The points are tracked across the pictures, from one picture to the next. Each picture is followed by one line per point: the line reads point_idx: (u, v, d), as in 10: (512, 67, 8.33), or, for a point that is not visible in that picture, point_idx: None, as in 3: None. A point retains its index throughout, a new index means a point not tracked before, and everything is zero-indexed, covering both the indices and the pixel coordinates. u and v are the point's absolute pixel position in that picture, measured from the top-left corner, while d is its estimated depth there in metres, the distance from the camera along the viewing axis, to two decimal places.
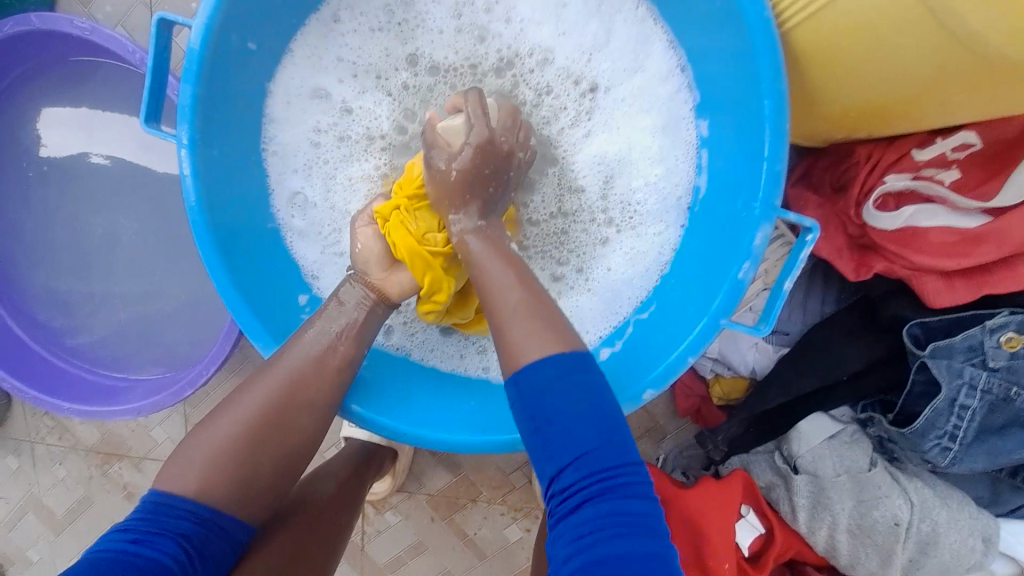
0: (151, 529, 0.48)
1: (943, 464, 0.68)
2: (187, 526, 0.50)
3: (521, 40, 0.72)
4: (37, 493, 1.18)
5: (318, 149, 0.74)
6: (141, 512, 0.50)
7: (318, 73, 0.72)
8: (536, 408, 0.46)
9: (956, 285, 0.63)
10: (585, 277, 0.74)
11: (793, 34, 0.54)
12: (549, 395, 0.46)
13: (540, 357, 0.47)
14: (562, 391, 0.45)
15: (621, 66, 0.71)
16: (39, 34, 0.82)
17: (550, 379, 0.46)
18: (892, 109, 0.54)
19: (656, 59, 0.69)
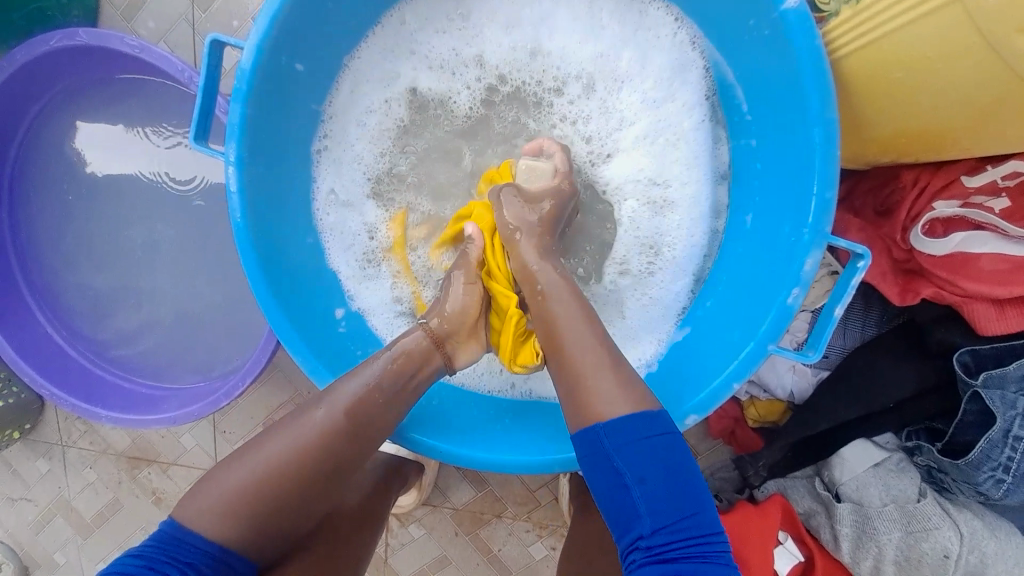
0: (159, 559, 0.49)
1: (997, 496, 0.65)
2: (192, 556, 0.50)
3: (566, 56, 0.72)
4: (66, 497, 1.20)
5: (350, 155, 0.75)
6: (156, 538, 0.51)
7: (361, 86, 0.74)
8: (623, 465, 0.49)
9: (1008, 313, 0.62)
10: (617, 302, 0.72)
11: (844, 61, 0.54)
12: (619, 452, 0.50)
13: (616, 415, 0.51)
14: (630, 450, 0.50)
15: (657, 86, 0.70)
16: (88, 49, 0.84)
17: (626, 442, 0.50)
18: (941, 137, 0.52)
19: (693, 87, 0.69)
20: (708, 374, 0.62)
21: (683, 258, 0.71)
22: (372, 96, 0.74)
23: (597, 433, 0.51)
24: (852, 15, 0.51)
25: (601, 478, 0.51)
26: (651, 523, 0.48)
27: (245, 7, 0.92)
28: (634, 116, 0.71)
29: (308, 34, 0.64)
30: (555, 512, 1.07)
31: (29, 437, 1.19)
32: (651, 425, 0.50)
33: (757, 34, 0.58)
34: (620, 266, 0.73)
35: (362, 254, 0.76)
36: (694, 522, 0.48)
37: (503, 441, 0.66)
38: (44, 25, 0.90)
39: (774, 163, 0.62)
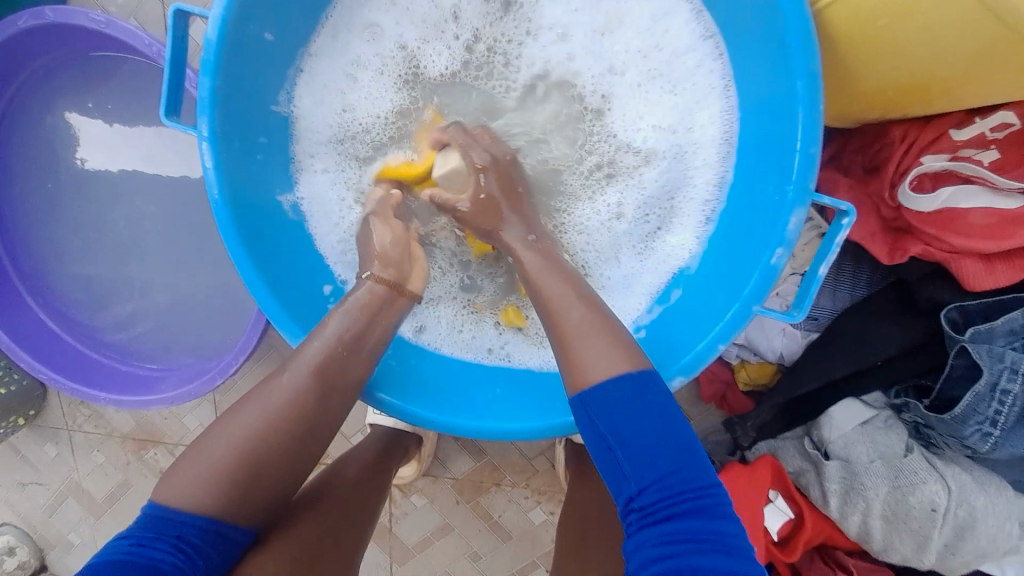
0: (148, 534, 0.49)
1: (983, 449, 0.67)
2: (181, 529, 0.50)
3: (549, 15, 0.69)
4: (76, 479, 1.22)
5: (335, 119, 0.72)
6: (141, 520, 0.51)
7: (334, 47, 0.70)
8: (609, 430, 0.50)
9: (996, 268, 0.61)
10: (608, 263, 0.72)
11: (826, 13, 0.51)
12: (619, 410, 0.50)
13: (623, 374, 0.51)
14: (633, 410, 0.50)
15: (645, 39, 0.67)
16: (56, 28, 0.82)
17: (625, 398, 0.50)
18: (930, 88, 0.51)
19: (686, 37, 0.65)
20: (697, 335, 0.62)
21: (677, 222, 0.69)
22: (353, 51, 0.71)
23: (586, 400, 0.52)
24: None
25: (590, 441, 0.52)
26: (637, 482, 0.48)
27: None
28: (631, 76, 0.69)
29: (275, 1, 0.61)
30: (553, 479, 1.09)
31: (35, 423, 1.21)
32: (643, 385, 0.50)
33: None
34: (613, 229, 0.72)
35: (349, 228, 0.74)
36: (687, 476, 0.48)
37: (490, 410, 0.66)
38: (8, 3, 0.86)
39: (758, 119, 0.61)
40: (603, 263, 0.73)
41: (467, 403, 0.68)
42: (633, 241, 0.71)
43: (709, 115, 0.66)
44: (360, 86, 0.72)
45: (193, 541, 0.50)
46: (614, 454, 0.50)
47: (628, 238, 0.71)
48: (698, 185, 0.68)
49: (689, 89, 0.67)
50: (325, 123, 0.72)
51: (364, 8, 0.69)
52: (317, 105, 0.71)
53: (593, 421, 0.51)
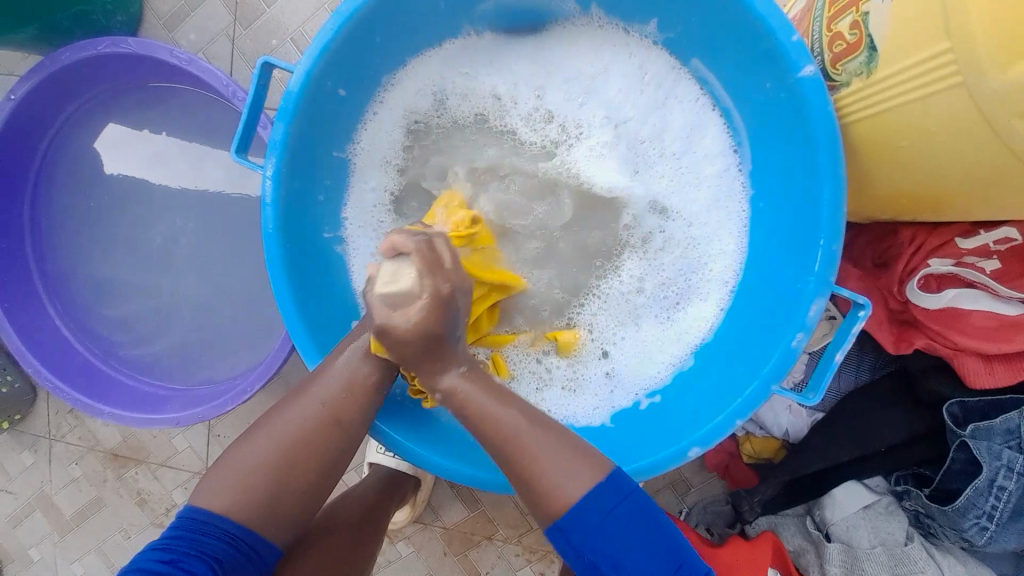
0: (188, 550, 0.51)
1: (980, 543, 0.68)
2: (220, 548, 0.52)
3: (598, 88, 0.74)
4: (48, 491, 1.17)
5: (386, 155, 0.76)
6: (178, 532, 0.52)
7: (402, 92, 0.75)
8: (598, 556, 0.51)
9: (995, 369, 0.66)
10: (626, 327, 0.75)
11: (852, 127, 0.59)
12: (597, 531, 0.51)
13: (597, 482, 0.52)
14: (609, 525, 0.51)
15: (672, 120, 0.73)
16: (131, 57, 0.86)
17: (598, 520, 0.51)
18: (943, 201, 0.56)
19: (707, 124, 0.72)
20: (719, 406, 0.64)
21: (692, 292, 0.73)
22: (413, 97, 0.76)
23: (561, 526, 0.52)
24: (862, 86, 0.55)
25: (579, 569, 0.53)
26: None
27: (285, 28, 0.96)
28: (655, 149, 0.73)
29: (354, 61, 0.67)
30: (546, 538, 1.07)
31: (17, 428, 1.17)
32: (618, 492, 0.52)
33: (774, 93, 0.63)
34: (628, 292, 0.75)
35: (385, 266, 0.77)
36: (686, 567, 0.53)
37: (500, 458, 0.67)
38: (83, 27, 0.91)
39: (781, 212, 0.66)
40: (607, 331, 0.75)
41: (477, 450, 0.68)
42: (638, 314, 0.74)
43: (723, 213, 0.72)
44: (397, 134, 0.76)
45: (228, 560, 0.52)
46: (614, 571, 0.51)
47: (647, 304, 0.74)
48: (702, 271, 0.73)
49: (704, 185, 0.73)
50: (367, 164, 0.76)
51: (426, 69, 0.75)
52: (375, 146, 0.76)
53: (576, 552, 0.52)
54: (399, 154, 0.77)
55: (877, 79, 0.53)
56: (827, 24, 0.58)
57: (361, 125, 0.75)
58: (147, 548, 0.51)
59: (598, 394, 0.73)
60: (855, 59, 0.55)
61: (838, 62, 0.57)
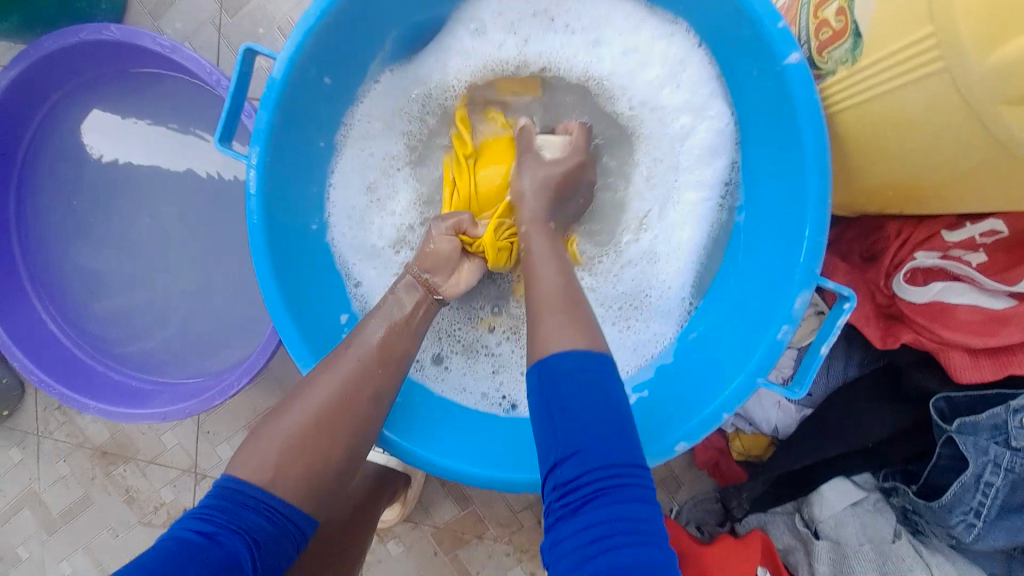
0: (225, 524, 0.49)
1: (968, 540, 0.68)
2: (255, 530, 0.50)
3: (601, 66, 0.73)
4: (36, 489, 1.16)
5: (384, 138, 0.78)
6: (219, 500, 0.50)
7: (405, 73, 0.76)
8: (552, 394, 0.48)
9: (982, 362, 0.65)
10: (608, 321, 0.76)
11: (837, 117, 0.59)
12: (566, 378, 0.48)
13: (580, 350, 0.50)
14: (578, 380, 0.48)
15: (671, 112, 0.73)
16: (114, 44, 0.86)
17: (571, 368, 0.49)
18: (929, 189, 0.56)
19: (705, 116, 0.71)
20: (703, 400, 0.64)
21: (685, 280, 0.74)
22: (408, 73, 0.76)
23: (546, 368, 0.50)
24: (847, 74, 0.55)
25: (537, 409, 0.50)
26: (563, 450, 0.46)
27: (272, 18, 0.96)
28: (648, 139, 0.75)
29: (339, 49, 0.67)
30: (537, 536, 1.06)
31: (5, 425, 1.16)
32: (588, 361, 0.49)
33: (758, 85, 0.63)
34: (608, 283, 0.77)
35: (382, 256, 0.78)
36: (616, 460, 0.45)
37: (496, 455, 0.67)
38: (71, 18, 0.91)
39: (767, 208, 0.66)
40: None
41: (471, 447, 0.68)
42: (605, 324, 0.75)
43: (695, 217, 0.74)
44: (381, 127, 0.77)
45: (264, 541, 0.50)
46: (551, 420, 0.47)
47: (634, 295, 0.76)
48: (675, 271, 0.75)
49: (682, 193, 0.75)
50: (356, 148, 0.76)
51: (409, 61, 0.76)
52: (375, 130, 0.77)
53: (547, 399, 0.49)
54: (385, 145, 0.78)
55: (862, 65, 0.53)
56: (813, 12, 0.58)
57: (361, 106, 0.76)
58: (188, 513, 0.50)
59: None
60: (841, 47, 0.55)
61: (823, 51, 0.57)
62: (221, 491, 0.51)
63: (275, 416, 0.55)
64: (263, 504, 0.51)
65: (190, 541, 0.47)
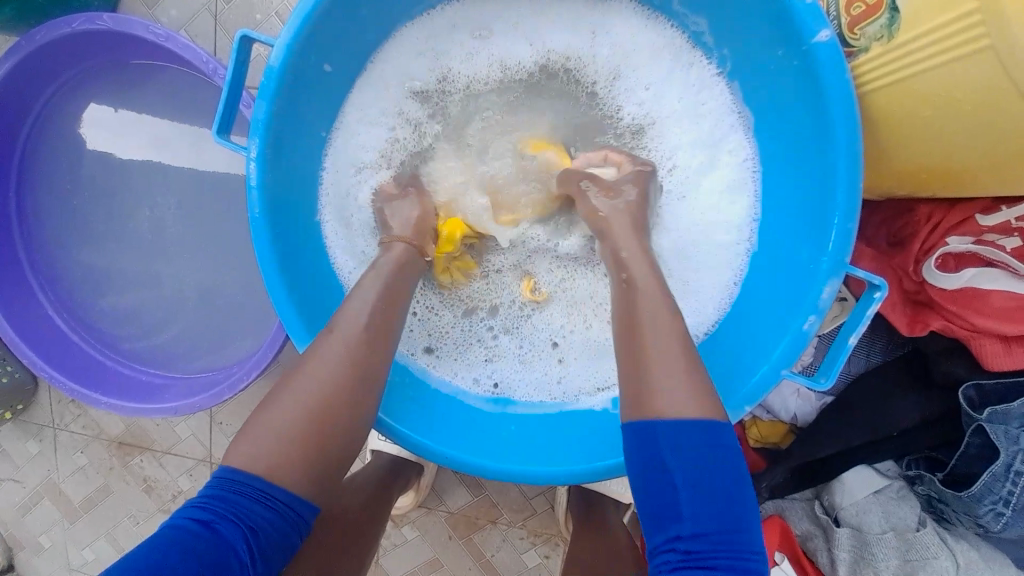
0: (225, 514, 0.47)
1: (995, 529, 0.67)
2: (256, 519, 0.48)
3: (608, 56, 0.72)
4: (55, 479, 1.18)
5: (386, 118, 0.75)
6: (214, 490, 0.48)
7: (413, 53, 0.73)
8: (675, 461, 0.45)
9: (1014, 350, 0.63)
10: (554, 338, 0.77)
11: (867, 96, 0.55)
12: (693, 451, 0.45)
13: (700, 419, 0.46)
14: (701, 458, 0.45)
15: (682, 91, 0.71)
16: (108, 34, 0.83)
17: (698, 446, 0.45)
18: (966, 176, 0.53)
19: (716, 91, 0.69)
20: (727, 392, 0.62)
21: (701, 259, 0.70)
22: (416, 46, 0.73)
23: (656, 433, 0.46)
24: (881, 51, 0.51)
25: (648, 472, 0.46)
26: (691, 525, 0.43)
27: (269, 2, 0.92)
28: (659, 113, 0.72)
29: (338, 34, 0.64)
30: (550, 521, 1.06)
31: (21, 418, 1.17)
32: (718, 435, 0.45)
33: (784, 62, 0.59)
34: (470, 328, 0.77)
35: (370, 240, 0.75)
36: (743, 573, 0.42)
37: (507, 450, 0.65)
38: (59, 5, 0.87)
39: (793, 188, 0.63)
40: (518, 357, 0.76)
41: (481, 443, 0.66)
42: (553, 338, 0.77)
43: (719, 199, 0.70)
44: (383, 132, 0.75)
45: (265, 535, 0.48)
46: (675, 491, 0.44)
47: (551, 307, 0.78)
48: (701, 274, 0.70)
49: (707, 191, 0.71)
50: (356, 130, 0.74)
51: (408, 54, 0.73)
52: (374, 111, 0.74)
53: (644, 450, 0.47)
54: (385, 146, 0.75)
55: (900, 43, 0.49)
56: None
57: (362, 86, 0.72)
58: (184, 505, 0.48)
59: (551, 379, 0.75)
60: (875, 23, 0.51)
61: (855, 27, 0.53)
62: (220, 481, 0.49)
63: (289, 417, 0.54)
64: (273, 492, 0.49)
65: (185, 530, 0.45)
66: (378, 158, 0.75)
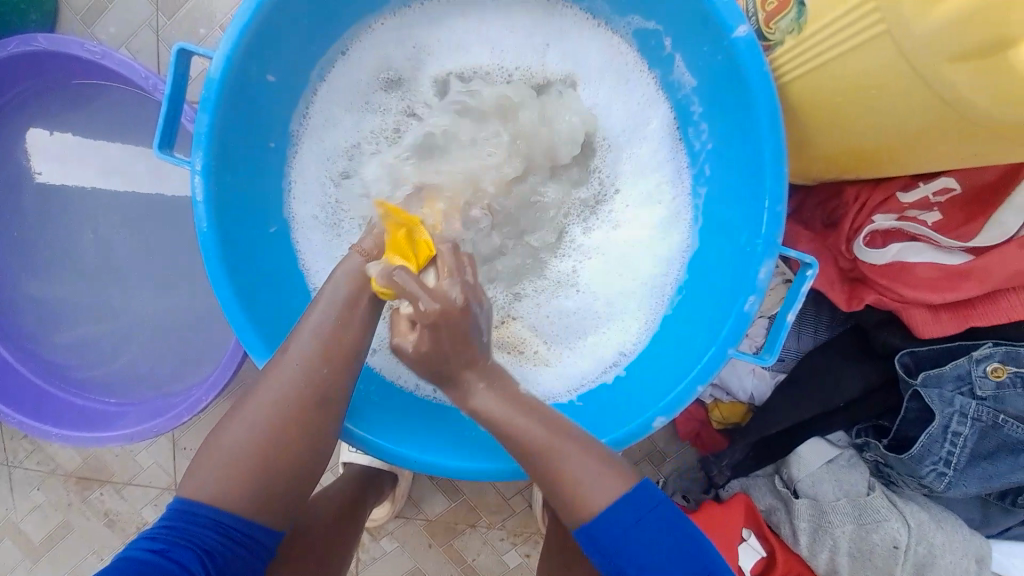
0: (176, 540, 0.49)
1: (939, 488, 0.71)
2: (210, 540, 0.50)
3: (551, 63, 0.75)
4: (11, 520, 1.12)
5: (341, 122, 0.75)
6: (167, 521, 0.50)
7: (364, 58, 0.74)
8: (621, 560, 0.51)
9: (941, 317, 0.67)
10: (581, 312, 0.75)
11: (788, 87, 0.59)
12: (626, 542, 0.51)
13: (620, 497, 0.52)
14: (636, 540, 0.51)
15: (616, 85, 0.74)
16: (46, 55, 0.82)
17: (625, 529, 0.51)
18: (878, 155, 0.58)
19: (647, 87, 0.72)
20: (676, 377, 0.64)
21: (644, 251, 0.74)
22: (365, 51, 0.73)
23: (593, 533, 0.52)
24: (795, 44, 0.55)
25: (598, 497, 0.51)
26: None
27: (215, 17, 0.91)
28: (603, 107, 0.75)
29: (280, 44, 0.64)
30: (529, 520, 1.07)
31: None
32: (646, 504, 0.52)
33: (708, 58, 0.63)
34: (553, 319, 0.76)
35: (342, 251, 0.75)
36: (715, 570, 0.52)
37: (474, 449, 0.66)
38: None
39: (727, 176, 0.66)
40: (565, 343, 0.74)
41: (445, 442, 0.67)
42: (589, 313, 0.75)
43: (661, 193, 0.73)
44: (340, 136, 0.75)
45: (219, 556, 0.50)
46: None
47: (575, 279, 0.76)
48: (631, 279, 0.74)
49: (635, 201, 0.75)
50: (311, 138, 0.74)
51: (349, 77, 0.74)
52: (332, 119, 0.75)
53: (595, 554, 0.52)
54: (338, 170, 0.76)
55: (809, 34, 0.53)
56: None
57: (311, 91, 0.72)
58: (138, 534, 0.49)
59: (592, 357, 0.73)
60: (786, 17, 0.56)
61: (771, 22, 0.57)
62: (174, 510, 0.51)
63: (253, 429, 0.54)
64: (228, 519, 0.51)
65: (138, 559, 0.47)
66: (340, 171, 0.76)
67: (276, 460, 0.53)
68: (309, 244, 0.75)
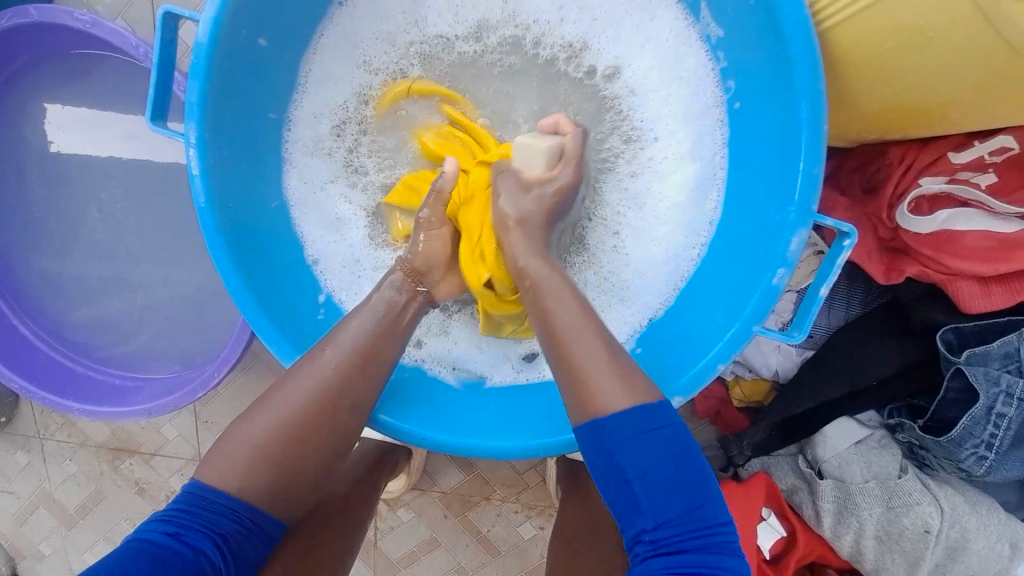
0: (192, 525, 0.48)
1: (979, 473, 0.67)
2: (224, 524, 0.49)
3: (561, 18, 0.69)
4: (47, 488, 1.17)
5: (334, 90, 0.70)
6: (181, 504, 0.49)
7: (363, 16, 0.68)
8: (624, 467, 0.46)
9: (991, 290, 0.62)
10: (647, 220, 0.69)
11: (830, 34, 0.52)
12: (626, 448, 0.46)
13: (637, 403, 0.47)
14: (642, 445, 0.46)
15: (631, 38, 0.67)
16: (40, 27, 0.79)
17: (630, 434, 0.46)
18: (929, 112, 0.51)
19: (664, 35, 0.65)
20: (693, 356, 0.60)
21: (659, 216, 0.69)
22: (360, 8, 0.68)
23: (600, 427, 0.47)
24: None
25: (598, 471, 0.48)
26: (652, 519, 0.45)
27: None
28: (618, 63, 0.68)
29: (272, 6, 0.60)
30: (544, 494, 1.07)
31: (6, 430, 1.15)
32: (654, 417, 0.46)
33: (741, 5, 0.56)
34: (611, 234, 0.71)
35: (341, 224, 0.73)
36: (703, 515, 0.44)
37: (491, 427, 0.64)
38: None
39: (757, 135, 0.60)
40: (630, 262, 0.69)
41: (459, 421, 0.65)
42: (655, 228, 0.69)
43: (684, 153, 0.67)
44: (335, 99, 0.70)
45: (233, 539, 0.49)
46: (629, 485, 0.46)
47: (639, 187, 0.70)
48: (650, 249, 0.69)
49: (665, 166, 0.68)
50: (304, 106, 0.69)
51: (342, 38, 0.68)
52: (322, 83, 0.69)
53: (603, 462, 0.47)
54: (327, 141, 0.71)
55: None
56: None
57: (306, 54, 0.68)
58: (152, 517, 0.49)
59: (661, 274, 0.68)
60: None
61: None
62: (185, 497, 0.50)
63: (259, 410, 0.53)
64: (244, 504, 0.51)
65: (153, 543, 0.46)
66: (333, 135, 0.71)
67: (282, 442, 0.52)
68: (315, 221, 0.71)
